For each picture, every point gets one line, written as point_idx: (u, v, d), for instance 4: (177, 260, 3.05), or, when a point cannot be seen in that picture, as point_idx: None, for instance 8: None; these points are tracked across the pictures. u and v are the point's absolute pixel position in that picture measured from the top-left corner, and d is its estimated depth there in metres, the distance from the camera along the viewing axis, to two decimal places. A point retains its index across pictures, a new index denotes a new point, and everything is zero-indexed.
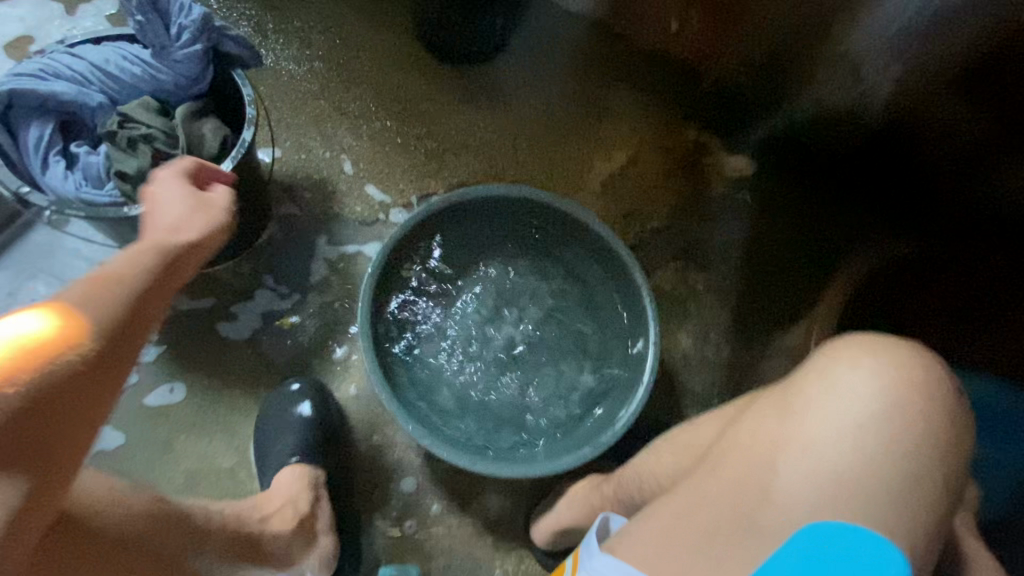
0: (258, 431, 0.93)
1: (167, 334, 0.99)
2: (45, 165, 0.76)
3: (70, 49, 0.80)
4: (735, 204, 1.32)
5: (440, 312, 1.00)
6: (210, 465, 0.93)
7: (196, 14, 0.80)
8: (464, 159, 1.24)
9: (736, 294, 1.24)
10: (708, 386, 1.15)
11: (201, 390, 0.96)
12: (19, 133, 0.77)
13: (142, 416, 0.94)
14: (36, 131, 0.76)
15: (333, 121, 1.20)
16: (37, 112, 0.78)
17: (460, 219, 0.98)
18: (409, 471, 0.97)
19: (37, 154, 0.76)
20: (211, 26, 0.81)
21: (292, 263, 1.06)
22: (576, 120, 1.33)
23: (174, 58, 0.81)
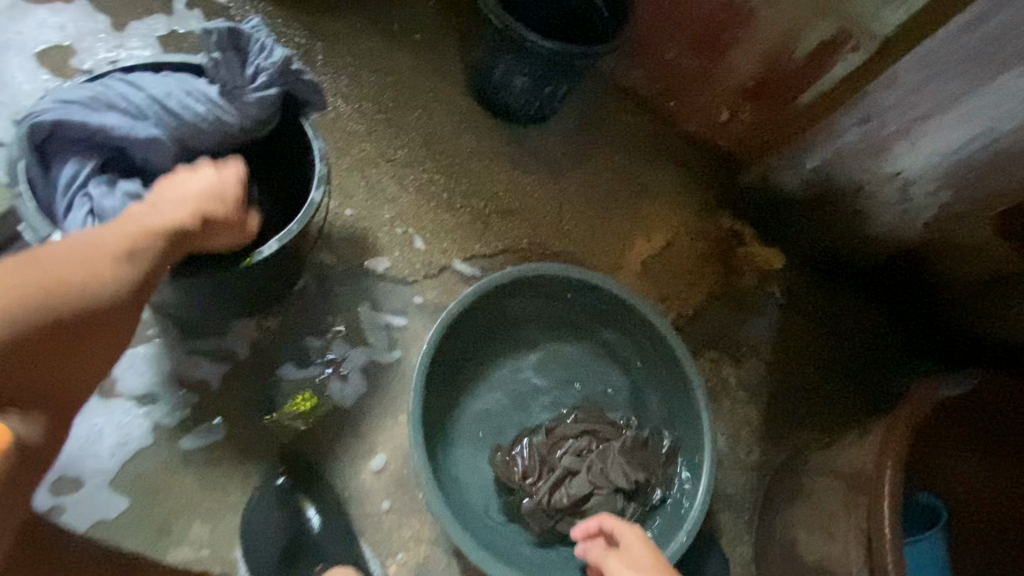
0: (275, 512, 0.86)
1: (182, 393, 0.90)
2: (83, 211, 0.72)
3: (129, 77, 0.76)
4: (767, 299, 1.32)
5: (480, 393, 0.97)
6: (217, 545, 0.85)
7: (278, 59, 0.75)
8: (510, 223, 1.19)
9: (767, 393, 1.22)
10: (740, 489, 1.11)
11: (215, 460, 0.88)
12: (57, 169, 0.73)
13: (145, 482, 0.86)
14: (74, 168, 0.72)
15: (378, 167, 1.12)
16: (79, 146, 0.74)
17: (513, 297, 0.96)
18: (431, 572, 0.88)
19: (65, 195, 0.73)
20: (292, 69, 0.77)
21: (325, 323, 0.97)
22: (619, 194, 1.31)
23: (246, 101, 0.76)
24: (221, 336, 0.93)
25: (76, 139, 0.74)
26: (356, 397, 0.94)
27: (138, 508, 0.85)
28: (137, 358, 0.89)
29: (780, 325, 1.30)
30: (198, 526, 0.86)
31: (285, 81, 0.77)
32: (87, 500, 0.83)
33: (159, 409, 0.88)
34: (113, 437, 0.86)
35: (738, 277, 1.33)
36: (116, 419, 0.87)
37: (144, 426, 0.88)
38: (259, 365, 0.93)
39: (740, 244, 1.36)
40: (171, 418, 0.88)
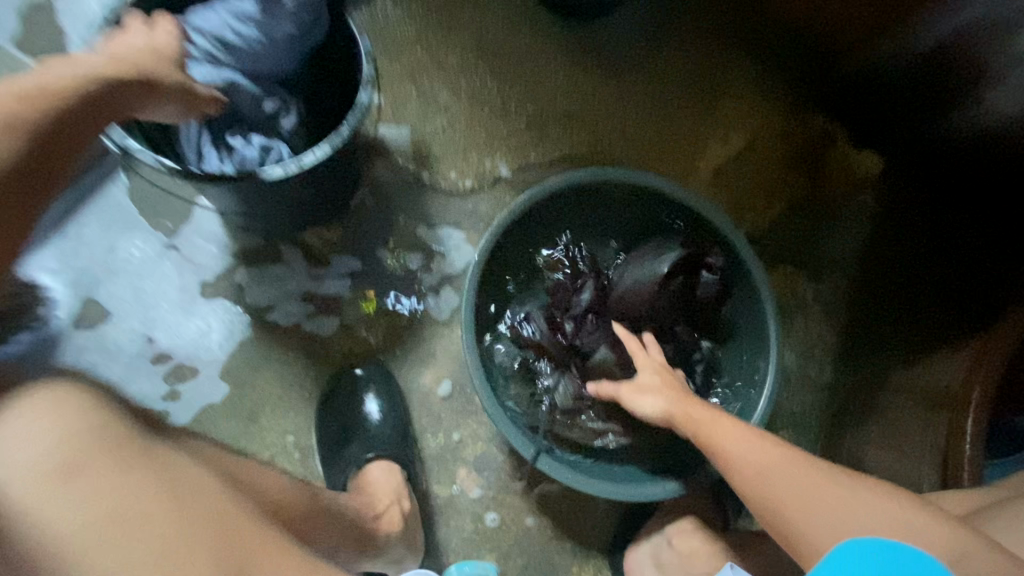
0: (332, 409, 0.89)
1: (246, 298, 0.93)
2: (194, 149, 0.79)
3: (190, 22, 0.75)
4: (857, 210, 1.20)
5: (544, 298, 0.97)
6: (282, 442, 0.89)
7: None
8: (568, 131, 1.12)
9: (845, 310, 1.13)
10: (807, 407, 1.07)
11: (275, 359, 0.92)
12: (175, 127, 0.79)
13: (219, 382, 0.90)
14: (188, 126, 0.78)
15: (429, 74, 1.08)
16: None
17: (579, 203, 0.95)
18: (489, 470, 0.92)
19: (191, 147, 0.78)
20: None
21: (386, 234, 0.99)
22: (693, 93, 1.19)
23: (285, 8, 0.74)
24: (286, 252, 0.95)
25: None
26: (451, 311, 0.98)
27: (221, 404, 0.89)
28: (220, 265, 0.93)
29: (873, 241, 1.18)
30: (276, 425, 0.89)
31: None
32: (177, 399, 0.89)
33: (238, 316, 0.92)
34: (220, 331, 0.91)
35: (823, 183, 1.21)
36: (221, 317, 0.92)
37: (228, 328, 0.92)
38: (322, 274, 0.96)
39: (830, 146, 1.23)
40: (250, 327, 0.92)
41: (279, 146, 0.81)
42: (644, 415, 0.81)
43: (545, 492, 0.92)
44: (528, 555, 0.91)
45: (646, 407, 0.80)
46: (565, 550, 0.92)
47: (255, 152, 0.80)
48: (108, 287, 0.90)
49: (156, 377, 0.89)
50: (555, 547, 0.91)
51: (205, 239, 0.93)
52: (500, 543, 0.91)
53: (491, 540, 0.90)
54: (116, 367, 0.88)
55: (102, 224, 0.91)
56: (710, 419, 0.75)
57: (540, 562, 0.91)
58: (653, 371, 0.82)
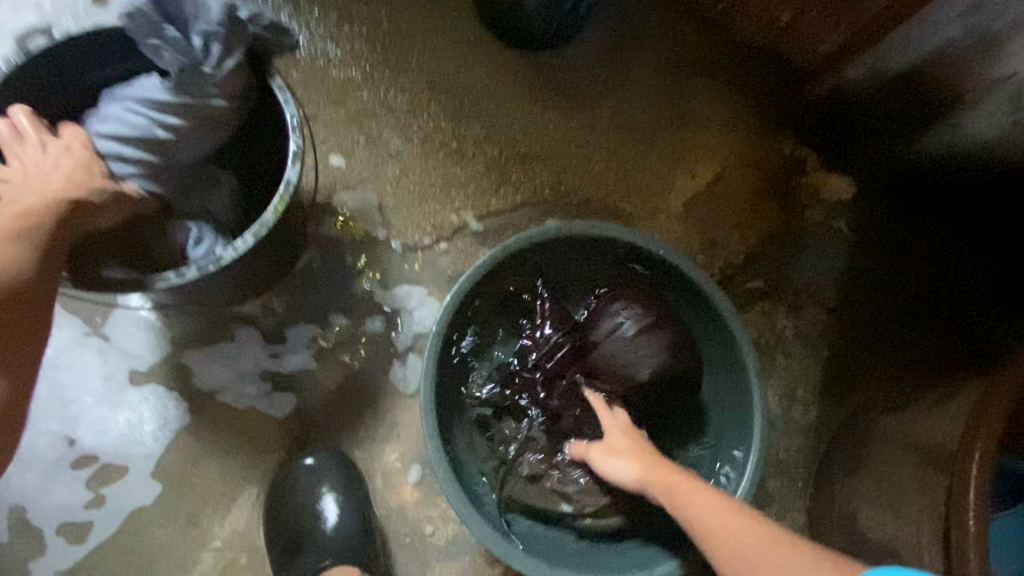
0: (284, 503, 0.80)
1: (180, 383, 0.83)
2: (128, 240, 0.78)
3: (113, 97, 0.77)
4: (834, 238, 1.16)
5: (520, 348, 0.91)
6: (230, 542, 0.81)
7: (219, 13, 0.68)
8: (530, 171, 1.05)
9: (827, 345, 1.09)
10: (794, 453, 1.02)
11: (217, 450, 0.82)
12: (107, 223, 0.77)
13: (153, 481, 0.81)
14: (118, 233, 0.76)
15: (377, 119, 1.01)
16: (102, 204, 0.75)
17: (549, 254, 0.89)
18: (461, 554, 0.85)
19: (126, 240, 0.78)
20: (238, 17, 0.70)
21: (337, 299, 0.91)
22: (660, 123, 1.14)
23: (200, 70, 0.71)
24: (223, 329, 0.86)
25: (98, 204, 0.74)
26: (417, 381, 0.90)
27: (158, 506, 0.80)
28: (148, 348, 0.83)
29: (852, 270, 1.14)
30: (222, 524, 0.81)
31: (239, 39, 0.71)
32: (106, 504, 0.79)
33: (173, 404, 0.83)
34: (153, 422, 0.82)
35: (798, 211, 1.17)
36: (152, 406, 0.82)
37: (162, 418, 0.82)
38: (267, 349, 0.87)
39: (803, 171, 1.19)
40: (187, 416, 0.83)
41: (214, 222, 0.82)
42: (618, 480, 0.78)
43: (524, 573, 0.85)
44: None
45: (621, 474, 0.77)
46: None
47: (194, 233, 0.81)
48: None
49: (80, 481, 0.79)
50: None
51: (132, 319, 0.83)
52: None
53: None
54: (35, 473, 0.79)
55: None
56: (682, 485, 0.72)
57: None
58: (622, 433, 0.80)
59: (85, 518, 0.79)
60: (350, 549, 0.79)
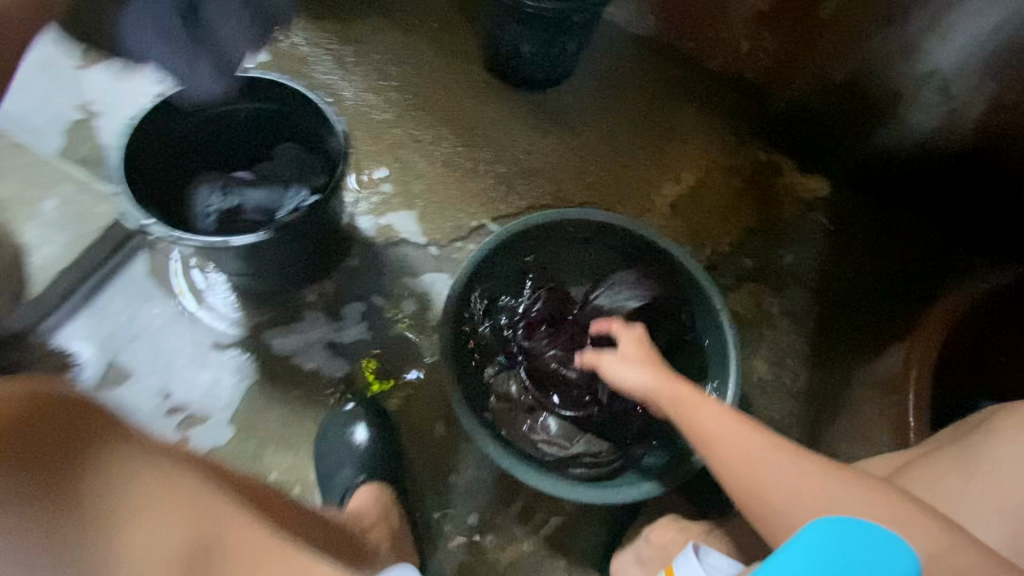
0: (329, 443, 0.96)
1: (251, 350, 1.04)
2: (205, 211, 0.99)
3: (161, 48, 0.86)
4: (811, 227, 1.28)
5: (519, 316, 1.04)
6: (286, 478, 0.97)
7: None
8: (533, 183, 1.26)
9: (812, 320, 1.19)
10: (786, 414, 1.10)
11: (278, 402, 1.01)
12: (199, 197, 1.00)
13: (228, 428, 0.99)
14: (204, 199, 1.00)
15: (407, 148, 1.25)
16: (211, 183, 1.01)
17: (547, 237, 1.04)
18: (479, 493, 0.97)
19: (207, 212, 0.99)
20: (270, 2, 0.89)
21: (375, 285, 1.11)
22: (643, 141, 1.33)
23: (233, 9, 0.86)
24: (288, 309, 1.07)
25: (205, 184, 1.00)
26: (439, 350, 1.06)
27: (231, 447, 0.98)
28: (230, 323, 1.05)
29: (831, 255, 1.25)
30: (280, 462, 0.97)
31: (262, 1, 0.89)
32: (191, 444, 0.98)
33: (246, 366, 1.02)
34: (230, 380, 1.01)
35: (776, 208, 1.30)
36: (230, 368, 1.02)
37: (238, 377, 1.02)
38: (320, 324, 1.07)
39: (778, 174, 1.33)
40: (258, 376, 1.02)
41: (280, 208, 1.01)
42: (627, 384, 0.83)
43: (534, 510, 0.96)
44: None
45: (630, 375, 0.83)
46: (558, 567, 0.94)
47: (261, 214, 1.01)
48: (132, 350, 1.01)
49: (171, 425, 0.98)
50: (549, 568, 0.94)
51: (219, 300, 1.06)
52: (494, 565, 0.93)
53: (485, 561, 0.93)
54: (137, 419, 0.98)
55: (126, 296, 1.04)
56: (694, 400, 0.76)
57: None
58: (637, 344, 0.86)
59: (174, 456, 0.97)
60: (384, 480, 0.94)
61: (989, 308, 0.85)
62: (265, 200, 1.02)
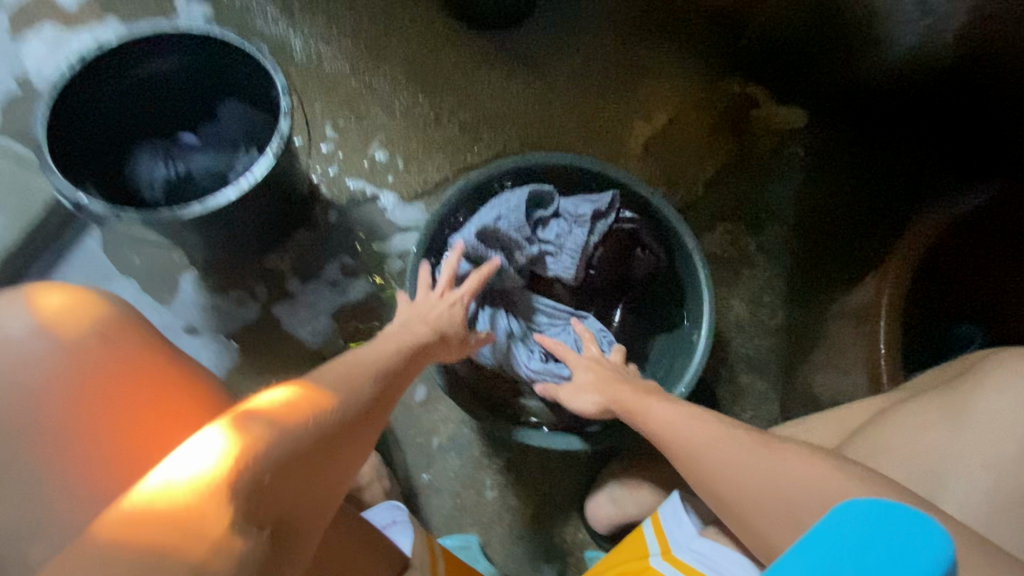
0: None
1: (216, 326, 1.01)
2: (151, 181, 0.93)
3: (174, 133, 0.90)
4: (788, 160, 1.25)
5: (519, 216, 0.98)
6: None
7: (238, 110, 0.97)
8: (501, 131, 1.21)
9: (790, 255, 1.18)
10: (764, 351, 1.10)
11: (250, 373, 0.99)
12: (139, 167, 0.94)
13: None
14: (148, 168, 0.94)
15: (366, 100, 1.18)
16: (151, 151, 0.95)
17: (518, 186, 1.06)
18: (462, 448, 0.97)
19: (154, 184, 0.94)
20: (245, 119, 0.98)
21: (343, 247, 1.08)
22: (612, 79, 1.27)
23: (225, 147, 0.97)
24: (253, 277, 1.04)
25: (149, 155, 0.94)
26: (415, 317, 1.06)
27: None
28: (222, 306, 1.02)
29: (807, 187, 1.23)
30: None
31: (246, 140, 0.98)
32: None
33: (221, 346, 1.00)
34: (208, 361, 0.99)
35: (752, 142, 1.26)
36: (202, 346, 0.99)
37: (217, 357, 0.99)
38: (319, 292, 1.05)
39: (753, 106, 1.28)
40: (235, 353, 1.00)
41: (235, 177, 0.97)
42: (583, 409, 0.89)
43: (516, 462, 0.96)
44: (508, 526, 0.94)
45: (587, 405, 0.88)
46: (543, 516, 0.95)
47: (211, 181, 0.96)
48: None
49: None
50: (534, 513, 0.95)
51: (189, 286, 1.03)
52: (479, 519, 0.94)
53: (469, 515, 0.94)
54: None
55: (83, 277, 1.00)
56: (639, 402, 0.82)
57: (520, 531, 0.94)
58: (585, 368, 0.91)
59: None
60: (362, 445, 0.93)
61: (957, 232, 0.84)
62: (216, 168, 0.97)
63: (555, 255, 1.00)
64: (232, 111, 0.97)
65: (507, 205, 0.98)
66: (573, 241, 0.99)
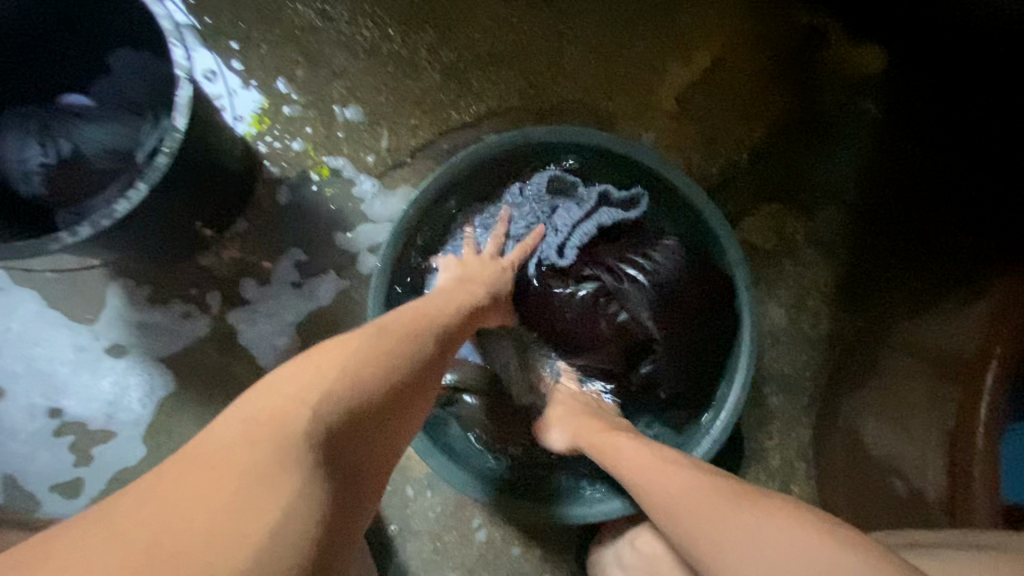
0: None
1: (143, 344, 0.82)
2: (25, 168, 0.70)
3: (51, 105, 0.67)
4: (856, 120, 0.99)
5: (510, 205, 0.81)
6: None
7: (135, 62, 0.73)
8: (496, 78, 0.93)
9: (846, 248, 0.97)
10: (803, 367, 0.94)
11: (190, 401, 0.83)
12: (8, 147, 0.71)
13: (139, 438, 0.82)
14: (21, 149, 0.70)
15: (317, 33, 0.90)
16: (24, 128, 0.71)
17: (517, 168, 0.82)
18: (445, 486, 0.84)
19: (31, 170, 0.71)
20: (146, 77, 0.73)
21: (296, 238, 0.87)
22: (642, 4, 0.96)
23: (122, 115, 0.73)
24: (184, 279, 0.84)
25: (21, 132, 0.71)
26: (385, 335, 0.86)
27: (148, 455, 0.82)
28: (162, 322, 0.82)
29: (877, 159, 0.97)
30: None
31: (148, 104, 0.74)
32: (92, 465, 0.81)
33: (152, 370, 0.82)
34: (136, 387, 0.82)
35: (813, 94, 0.99)
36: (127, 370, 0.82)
37: (148, 382, 0.82)
38: (279, 297, 0.85)
39: (822, 45, 0.99)
40: (170, 377, 0.82)
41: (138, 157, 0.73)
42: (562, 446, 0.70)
43: None
44: (496, 570, 0.84)
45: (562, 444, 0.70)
46: (536, 561, 0.84)
47: (109, 165, 0.73)
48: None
49: (62, 451, 0.81)
50: (524, 559, 0.84)
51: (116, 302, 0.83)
52: (464, 563, 0.84)
53: (453, 559, 0.83)
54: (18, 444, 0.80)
55: None
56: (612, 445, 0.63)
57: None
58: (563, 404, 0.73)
59: (74, 477, 0.81)
60: None
61: None
62: (113, 145, 0.73)
63: (551, 238, 0.78)
64: (127, 65, 0.73)
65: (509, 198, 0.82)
66: (571, 220, 0.78)
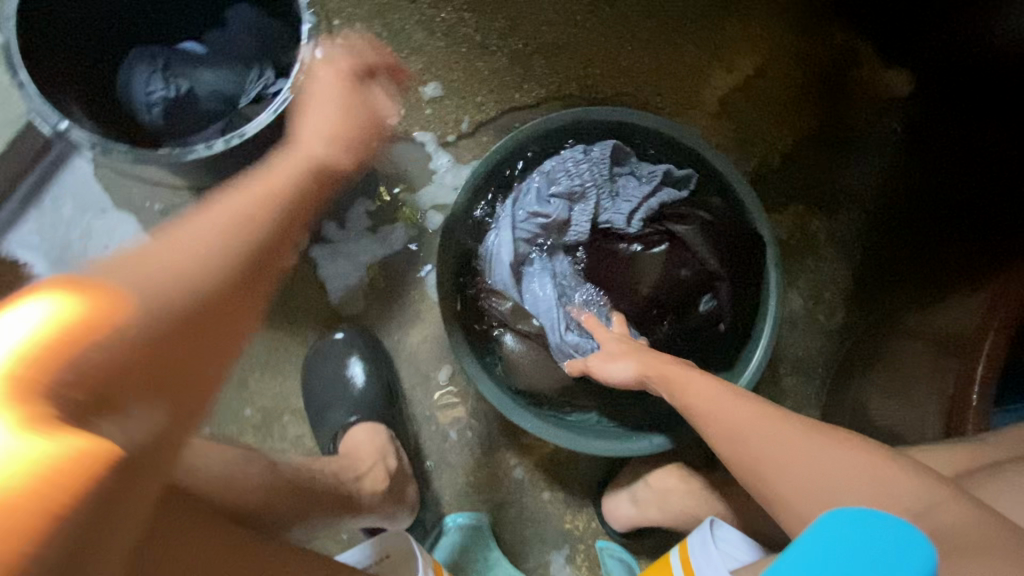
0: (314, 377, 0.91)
1: None
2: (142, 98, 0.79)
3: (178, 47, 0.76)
4: (880, 135, 1.07)
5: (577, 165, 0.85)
6: (282, 406, 0.92)
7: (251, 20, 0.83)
8: (557, 66, 1.03)
9: (863, 250, 1.05)
10: (815, 353, 1.02)
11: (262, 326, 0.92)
12: (129, 78, 0.79)
13: None
14: (140, 81, 0.79)
15: (401, 12, 0.99)
16: (143, 61, 0.80)
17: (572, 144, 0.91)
18: (481, 425, 0.92)
19: (145, 101, 0.80)
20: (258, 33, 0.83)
21: (367, 190, 0.96)
22: (693, 13, 1.06)
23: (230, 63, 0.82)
24: None
25: (141, 64, 0.80)
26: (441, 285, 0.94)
27: None
28: None
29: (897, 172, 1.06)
30: (271, 386, 0.92)
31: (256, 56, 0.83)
32: None
33: None
34: None
35: (843, 109, 1.08)
36: None
37: None
38: (349, 242, 0.94)
39: (854, 64, 1.08)
40: None
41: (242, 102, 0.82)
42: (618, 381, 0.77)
43: (536, 445, 0.92)
44: (521, 506, 0.91)
45: (620, 374, 0.76)
46: (558, 501, 0.92)
47: (215, 106, 0.82)
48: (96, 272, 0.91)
49: None
50: (546, 497, 0.92)
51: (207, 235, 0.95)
52: (492, 496, 0.92)
53: (483, 492, 0.91)
54: None
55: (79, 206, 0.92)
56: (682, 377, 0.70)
57: (533, 513, 0.92)
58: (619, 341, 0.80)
59: None
60: (377, 413, 0.89)
61: None
62: (219, 89, 0.82)
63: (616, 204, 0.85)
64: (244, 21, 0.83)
65: (572, 157, 0.86)
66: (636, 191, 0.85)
